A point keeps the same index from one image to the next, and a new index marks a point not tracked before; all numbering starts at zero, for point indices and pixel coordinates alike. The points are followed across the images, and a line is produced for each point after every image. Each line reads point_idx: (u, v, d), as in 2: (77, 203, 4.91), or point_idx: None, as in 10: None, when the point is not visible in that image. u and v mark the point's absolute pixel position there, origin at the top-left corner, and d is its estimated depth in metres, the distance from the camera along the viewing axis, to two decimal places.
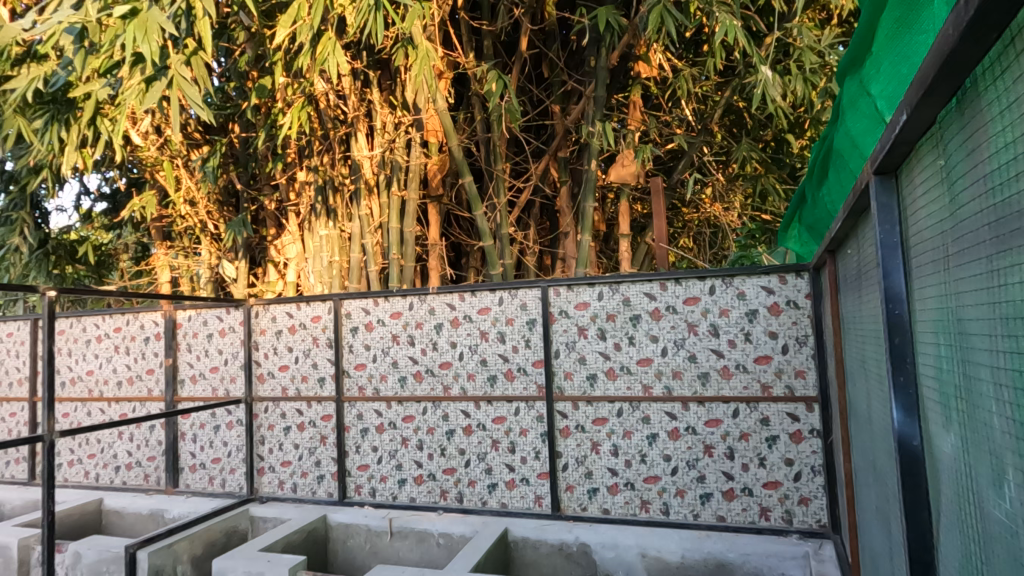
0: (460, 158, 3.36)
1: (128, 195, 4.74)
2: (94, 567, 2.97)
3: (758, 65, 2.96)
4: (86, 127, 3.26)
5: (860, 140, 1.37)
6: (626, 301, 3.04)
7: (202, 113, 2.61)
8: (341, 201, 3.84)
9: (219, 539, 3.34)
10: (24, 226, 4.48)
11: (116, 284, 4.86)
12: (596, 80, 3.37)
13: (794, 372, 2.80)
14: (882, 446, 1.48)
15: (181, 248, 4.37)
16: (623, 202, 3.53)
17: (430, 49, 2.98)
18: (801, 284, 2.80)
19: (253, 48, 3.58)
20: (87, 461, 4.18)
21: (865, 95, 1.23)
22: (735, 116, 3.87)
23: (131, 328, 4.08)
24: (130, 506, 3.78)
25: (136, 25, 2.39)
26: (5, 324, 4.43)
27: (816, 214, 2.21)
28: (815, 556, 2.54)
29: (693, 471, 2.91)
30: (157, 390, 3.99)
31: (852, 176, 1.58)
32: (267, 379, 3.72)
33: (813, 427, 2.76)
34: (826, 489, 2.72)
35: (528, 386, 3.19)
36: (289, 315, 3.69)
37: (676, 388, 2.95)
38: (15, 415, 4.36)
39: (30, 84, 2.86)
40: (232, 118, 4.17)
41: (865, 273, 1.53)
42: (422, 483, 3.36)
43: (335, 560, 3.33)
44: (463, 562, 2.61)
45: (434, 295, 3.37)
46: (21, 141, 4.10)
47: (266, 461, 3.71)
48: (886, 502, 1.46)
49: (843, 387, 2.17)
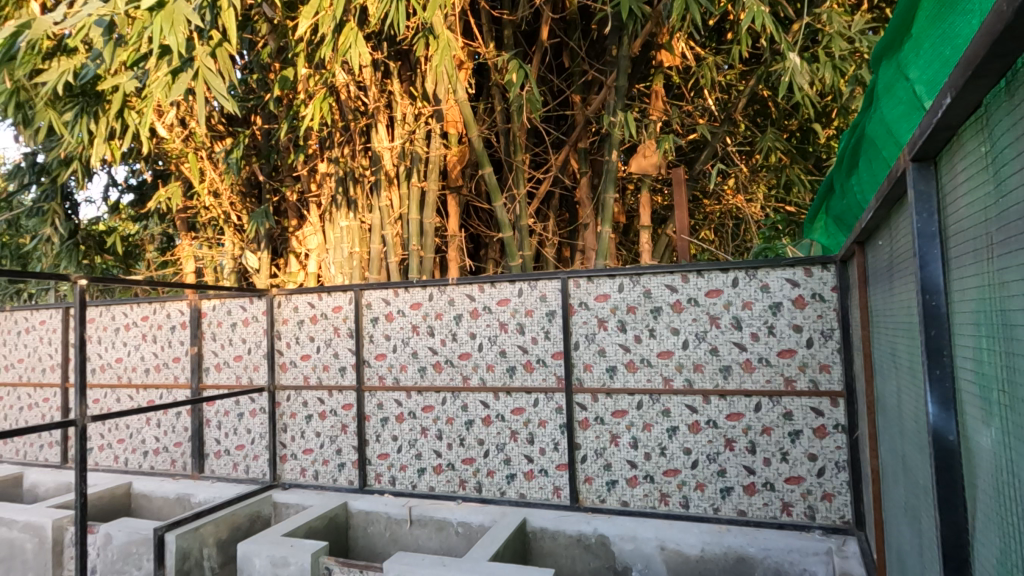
0: (480, 149, 3.34)
1: (154, 186, 4.86)
2: (124, 548, 3.07)
3: (785, 52, 2.89)
4: (114, 120, 3.33)
5: (895, 127, 1.33)
6: (647, 293, 3.01)
7: (226, 104, 2.64)
8: (361, 192, 3.85)
9: (244, 523, 3.41)
10: (55, 217, 4.60)
11: (142, 274, 4.98)
12: (618, 70, 3.33)
13: (818, 366, 2.75)
14: (912, 441, 1.45)
15: (205, 239, 4.45)
16: (644, 193, 3.48)
17: (451, 39, 2.96)
18: (827, 276, 2.74)
19: (276, 40, 3.61)
20: (116, 446, 4.29)
21: (902, 79, 1.19)
22: (760, 106, 3.80)
23: (158, 316, 4.17)
24: (158, 490, 3.88)
25: (162, 16, 2.42)
26: (38, 312, 4.56)
27: (845, 205, 2.15)
28: (838, 553, 2.52)
29: (714, 464, 2.88)
30: (183, 377, 4.08)
31: (885, 165, 1.52)
32: (289, 368, 3.78)
33: (838, 422, 2.71)
34: (851, 485, 2.68)
35: (547, 377, 3.18)
36: (310, 305, 3.74)
37: (697, 381, 2.92)
38: (48, 400, 4.50)
39: (60, 77, 2.91)
40: (255, 110, 4.22)
41: (899, 264, 1.49)
42: (441, 472, 3.39)
43: (355, 546, 3.38)
44: (483, 551, 2.63)
45: (453, 286, 3.38)
46: (52, 134, 4.19)
47: (288, 448, 3.77)
48: (917, 499, 1.43)
49: (870, 382, 2.12)
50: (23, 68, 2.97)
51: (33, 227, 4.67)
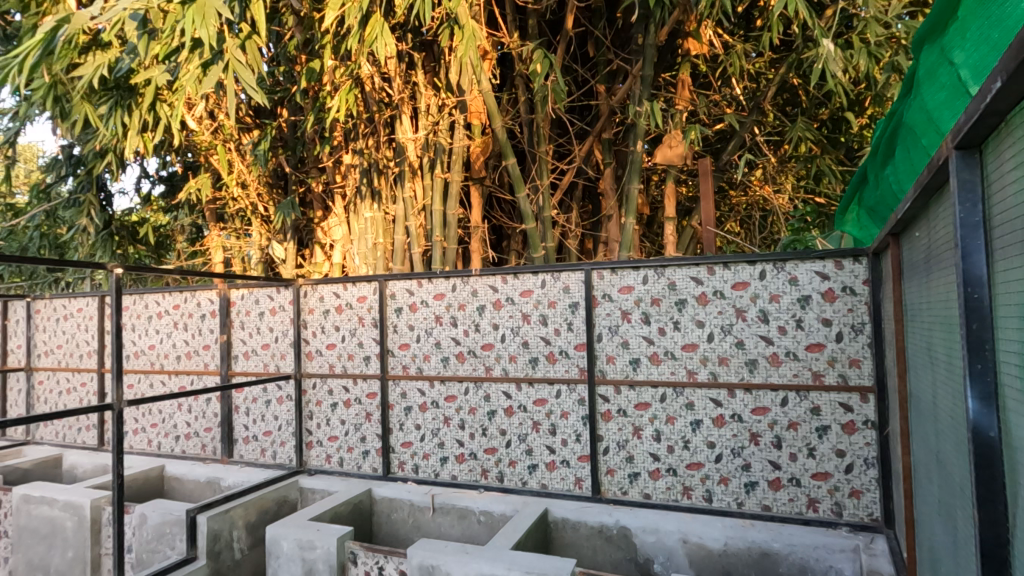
0: (503, 140, 3.34)
1: (184, 178, 4.97)
2: (158, 528, 3.19)
3: (819, 38, 2.81)
4: (147, 113, 3.40)
5: (936, 114, 1.29)
6: (672, 285, 2.98)
7: (255, 95, 2.67)
8: (385, 183, 3.87)
9: (272, 507, 3.49)
10: (90, 208, 4.72)
11: (174, 264, 5.12)
12: (643, 58, 3.28)
13: (847, 361, 2.69)
14: (949, 438, 1.42)
15: (233, 230, 4.55)
16: (670, 184, 3.43)
17: (476, 29, 2.95)
18: (858, 269, 2.68)
19: (302, 33, 3.62)
20: (150, 430, 4.43)
21: (946, 64, 1.15)
22: (790, 95, 3.72)
23: (189, 305, 4.28)
24: (189, 473, 4.00)
25: (194, 10, 2.45)
26: (75, 299, 4.72)
27: (878, 195, 2.10)
28: (865, 551, 2.47)
29: (738, 459, 2.85)
30: (212, 364, 4.19)
31: (925, 154, 1.48)
32: (315, 357, 3.85)
33: (868, 418, 2.66)
34: (880, 483, 2.62)
35: (569, 369, 3.18)
36: (335, 295, 3.79)
37: (722, 374, 2.89)
38: (85, 385, 4.67)
39: (95, 71, 2.98)
40: (282, 102, 4.27)
41: (938, 255, 1.45)
42: (463, 461, 3.42)
43: (379, 532, 3.43)
44: (505, 539, 2.65)
45: (476, 277, 3.39)
46: (88, 127, 4.30)
47: (314, 435, 3.85)
48: (952, 497, 1.40)
49: (904, 378, 2.07)
50: (60, 62, 3.04)
51: (70, 218, 4.78)
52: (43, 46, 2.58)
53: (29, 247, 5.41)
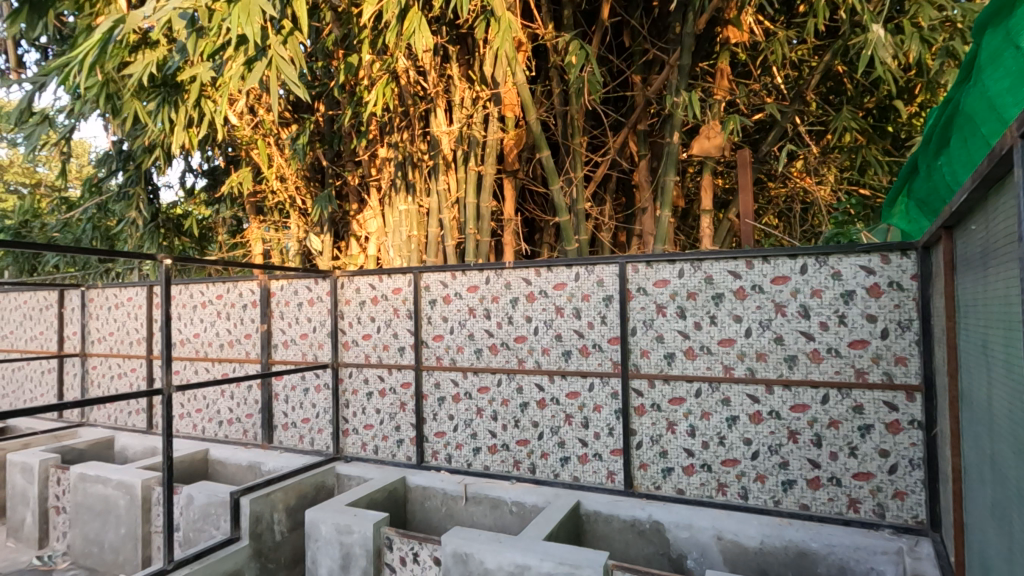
0: (538, 132, 3.31)
1: (226, 171, 5.12)
2: (204, 509, 3.34)
3: (869, 24, 2.71)
4: (193, 109, 3.52)
5: (998, 101, 1.23)
6: (708, 279, 2.93)
7: (298, 90, 2.73)
8: (419, 176, 3.94)
9: (310, 491, 3.59)
10: (139, 201, 4.90)
11: (216, 256, 5.30)
12: (682, 47, 3.20)
13: (893, 358, 2.60)
14: (1005, 439, 1.36)
15: (272, 222, 4.67)
16: (706, 176, 3.35)
17: (512, 21, 2.94)
18: (906, 264, 2.58)
19: (340, 29, 3.70)
20: (195, 415, 4.61)
21: (1012, 48, 1.09)
22: (833, 83, 3.62)
23: (231, 295, 4.42)
24: (232, 457, 4.16)
25: (239, 8, 2.50)
26: (125, 289, 4.92)
27: (929, 186, 2.01)
28: (909, 553, 2.40)
29: (776, 456, 2.80)
30: (254, 353, 4.33)
31: (985, 143, 1.42)
32: (351, 347, 3.94)
33: (914, 418, 2.57)
34: (926, 484, 2.54)
35: (602, 362, 3.17)
36: (371, 287, 3.86)
37: (760, 370, 2.83)
38: (135, 370, 4.88)
39: (145, 69, 3.09)
40: (320, 97, 4.34)
41: (998, 248, 1.39)
42: (496, 453, 3.45)
43: (413, 519, 3.51)
44: (538, 530, 2.67)
45: (510, 270, 3.41)
46: (136, 122, 4.46)
47: (350, 423, 3.95)
48: (1007, 499, 1.35)
49: (955, 376, 2.00)
50: (113, 60, 3.15)
51: (121, 211, 4.98)
52: (99, 46, 2.68)
53: (83, 238, 5.67)
